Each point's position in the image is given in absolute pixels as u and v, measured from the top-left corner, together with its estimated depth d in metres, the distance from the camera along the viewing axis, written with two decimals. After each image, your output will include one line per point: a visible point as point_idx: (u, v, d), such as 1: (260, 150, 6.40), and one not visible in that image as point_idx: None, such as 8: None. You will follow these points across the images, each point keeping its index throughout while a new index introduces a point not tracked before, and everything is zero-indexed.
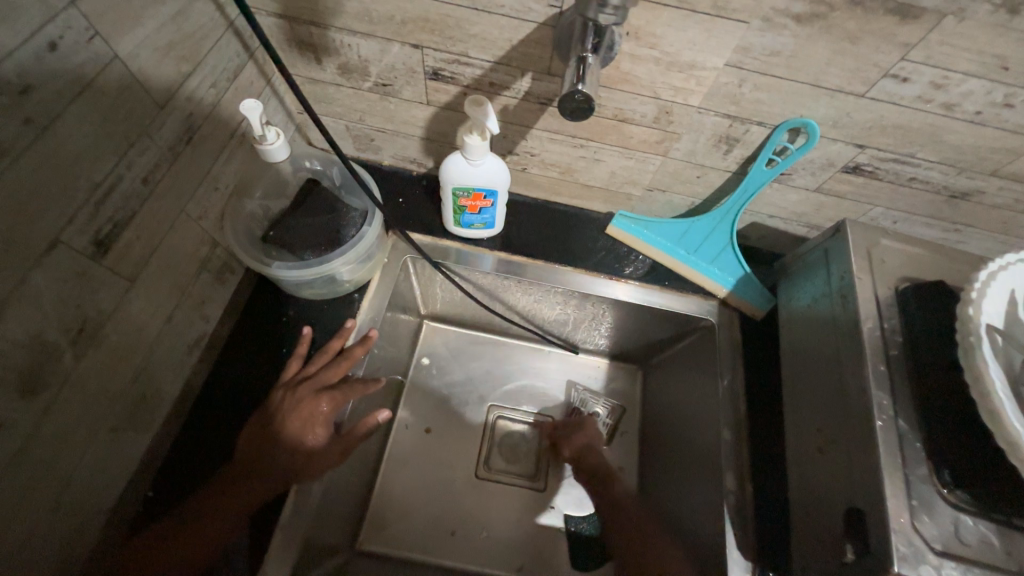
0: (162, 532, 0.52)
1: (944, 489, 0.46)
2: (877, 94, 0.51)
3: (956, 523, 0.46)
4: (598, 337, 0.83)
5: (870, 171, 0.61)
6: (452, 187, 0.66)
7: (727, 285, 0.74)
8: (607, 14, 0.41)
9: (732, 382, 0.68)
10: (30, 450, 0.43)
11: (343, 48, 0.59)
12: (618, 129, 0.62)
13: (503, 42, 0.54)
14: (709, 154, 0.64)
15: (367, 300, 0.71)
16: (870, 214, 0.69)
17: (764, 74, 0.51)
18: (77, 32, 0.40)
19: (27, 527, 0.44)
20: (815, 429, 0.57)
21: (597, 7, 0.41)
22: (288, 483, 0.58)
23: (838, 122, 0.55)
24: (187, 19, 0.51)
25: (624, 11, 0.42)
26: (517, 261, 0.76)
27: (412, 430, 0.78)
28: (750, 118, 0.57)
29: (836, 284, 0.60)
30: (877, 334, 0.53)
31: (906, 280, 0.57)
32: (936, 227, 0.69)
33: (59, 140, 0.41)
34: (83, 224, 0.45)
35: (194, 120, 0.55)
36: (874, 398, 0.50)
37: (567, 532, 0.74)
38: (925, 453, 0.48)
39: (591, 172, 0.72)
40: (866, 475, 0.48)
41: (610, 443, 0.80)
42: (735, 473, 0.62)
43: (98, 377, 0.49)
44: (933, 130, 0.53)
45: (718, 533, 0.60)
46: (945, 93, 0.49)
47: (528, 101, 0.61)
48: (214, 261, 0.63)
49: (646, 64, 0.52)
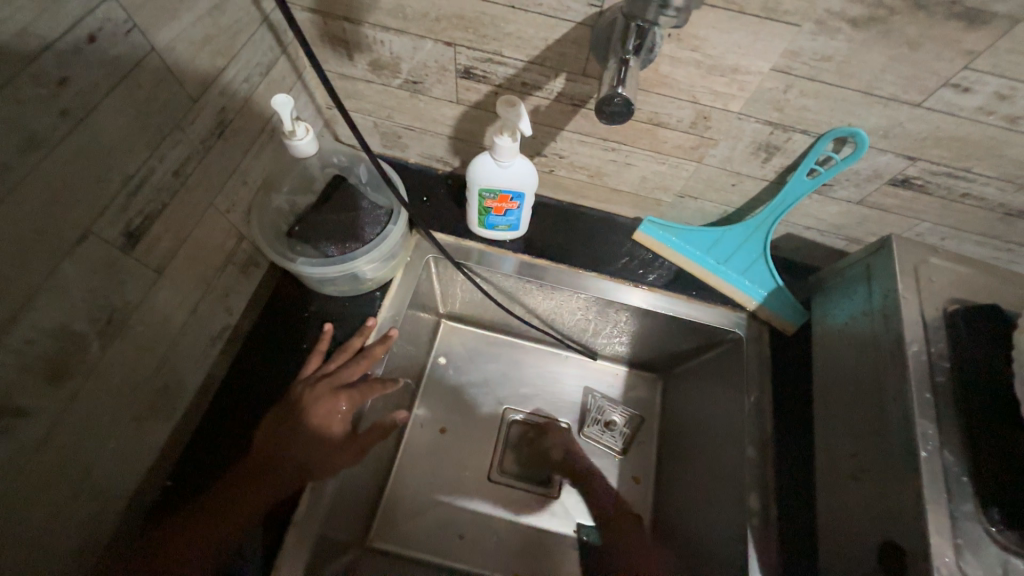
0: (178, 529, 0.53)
1: (992, 527, 0.44)
2: (935, 104, 0.48)
3: (1003, 564, 0.43)
4: (618, 345, 0.81)
5: (918, 185, 0.58)
6: (479, 188, 0.65)
7: (757, 297, 0.71)
8: (668, 15, 0.39)
9: (760, 398, 0.65)
10: (56, 437, 0.43)
11: (376, 44, 0.58)
12: (652, 134, 0.60)
13: (539, 42, 0.52)
14: (746, 162, 0.61)
15: (388, 298, 0.70)
16: (915, 229, 0.65)
17: (813, 80, 0.48)
18: (115, 24, 0.40)
19: (49, 513, 0.44)
20: (848, 454, 0.54)
21: (658, 10, 0.38)
22: (304, 480, 0.56)
23: (889, 132, 0.52)
24: (223, 13, 0.51)
25: (685, 14, 0.39)
26: (539, 264, 0.74)
27: (427, 430, 0.77)
28: (793, 126, 0.54)
29: (878, 302, 0.57)
30: (922, 358, 0.50)
31: (955, 301, 0.54)
32: (986, 246, 0.65)
33: (94, 132, 0.41)
34: (115, 215, 0.44)
35: (226, 114, 0.55)
36: (918, 426, 0.47)
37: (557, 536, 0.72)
38: (972, 488, 0.45)
39: (620, 176, 0.70)
40: (906, 506, 0.46)
41: (627, 452, 0.78)
42: (758, 492, 0.60)
43: (123, 369, 0.49)
44: (993, 143, 0.50)
45: (739, 554, 0.58)
46: (1011, 105, 0.46)
47: (560, 102, 0.59)
48: (239, 255, 0.63)
49: (687, 67, 0.50)
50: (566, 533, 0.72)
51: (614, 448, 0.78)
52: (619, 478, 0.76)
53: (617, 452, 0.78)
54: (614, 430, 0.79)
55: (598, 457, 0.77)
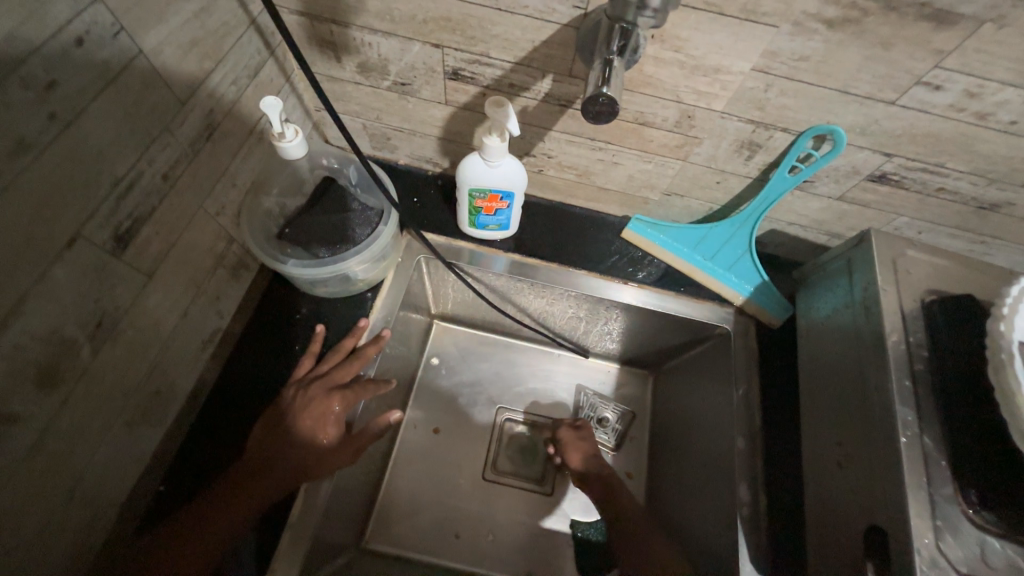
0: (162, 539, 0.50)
1: (970, 509, 0.45)
2: (908, 102, 0.49)
3: (981, 545, 0.44)
4: (609, 342, 0.82)
5: (895, 180, 0.59)
6: (469, 188, 0.66)
7: (743, 292, 0.73)
8: (647, 16, 0.41)
9: (748, 391, 0.66)
10: (47, 443, 0.43)
11: (364, 47, 0.59)
12: (638, 133, 0.61)
13: (525, 43, 0.53)
14: (730, 160, 0.63)
15: (380, 298, 0.70)
16: (894, 224, 0.67)
17: (792, 80, 0.50)
18: (102, 27, 0.40)
19: (41, 520, 0.44)
20: (833, 443, 0.56)
21: (637, 10, 0.41)
22: (300, 482, 0.57)
23: (865, 129, 0.54)
24: (210, 16, 0.51)
25: (664, 14, 0.42)
26: (530, 263, 0.75)
27: (421, 430, 0.78)
28: (774, 124, 0.56)
29: (859, 295, 0.58)
30: (902, 348, 0.52)
31: (932, 293, 0.56)
32: (962, 239, 0.67)
33: (82, 136, 0.41)
34: (104, 219, 0.44)
35: (215, 116, 0.55)
36: (898, 413, 0.48)
37: (551, 534, 0.73)
38: (951, 472, 0.46)
39: (608, 175, 0.71)
40: (888, 492, 0.47)
41: (620, 448, 0.79)
42: (748, 483, 0.61)
43: (114, 373, 0.49)
44: (964, 139, 0.52)
45: (730, 545, 0.59)
46: (980, 102, 0.47)
47: (548, 103, 0.60)
48: (230, 258, 0.63)
49: (670, 67, 0.51)
50: (560, 530, 0.73)
51: (606, 445, 0.79)
52: None
53: (610, 448, 0.79)
54: (607, 428, 0.79)
55: None
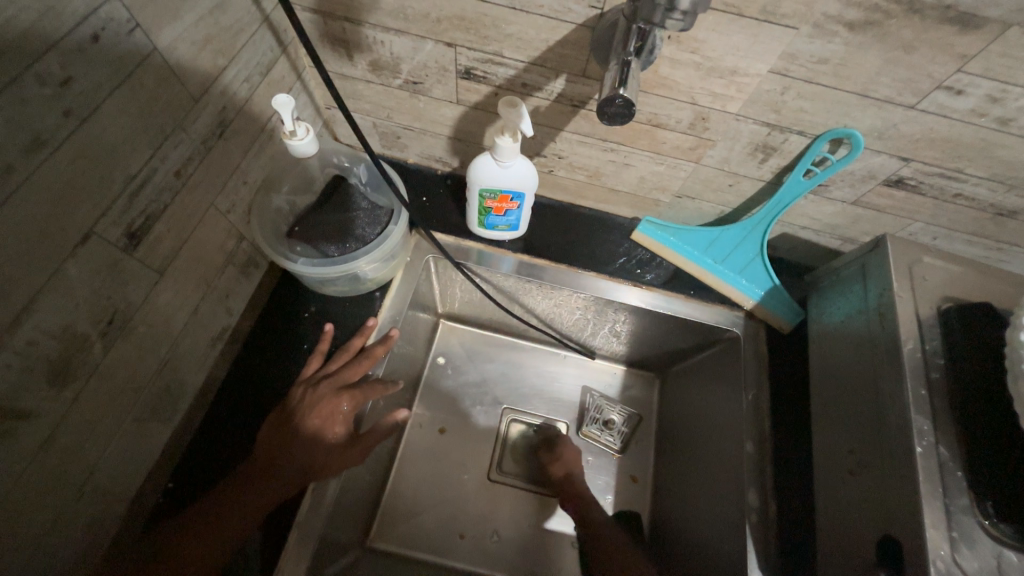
0: (168, 536, 0.49)
1: (986, 520, 0.44)
2: (929, 107, 0.49)
3: (997, 557, 0.43)
4: (617, 344, 0.81)
5: (912, 185, 0.59)
6: (479, 189, 0.66)
7: (754, 296, 0.72)
8: (674, 18, 0.38)
9: (758, 396, 0.65)
10: (58, 438, 0.43)
11: (377, 45, 0.58)
12: (651, 134, 0.61)
13: (539, 43, 0.53)
14: (743, 163, 0.62)
15: (389, 297, 0.70)
16: (908, 228, 0.67)
17: (810, 82, 0.49)
18: (118, 23, 0.40)
19: (50, 516, 0.44)
20: (846, 450, 0.55)
21: (664, 13, 0.38)
22: (307, 481, 0.56)
23: (883, 133, 0.53)
24: (224, 13, 0.51)
25: (692, 16, 0.38)
26: (539, 264, 0.74)
27: (427, 430, 0.78)
28: (790, 127, 0.55)
29: (874, 300, 0.58)
30: (918, 356, 0.51)
31: (948, 300, 0.55)
32: (977, 245, 0.66)
33: (97, 131, 0.41)
34: (117, 216, 0.44)
35: (227, 114, 0.55)
36: (914, 422, 0.48)
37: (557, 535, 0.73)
38: (967, 482, 0.46)
39: (619, 176, 0.71)
40: (903, 501, 0.46)
41: (625, 451, 0.78)
42: (757, 489, 0.60)
43: (123, 370, 0.49)
44: (984, 145, 0.51)
45: (737, 551, 0.59)
46: (1001, 107, 0.47)
47: (560, 103, 0.60)
48: (239, 255, 0.63)
49: (686, 68, 0.51)
50: (564, 532, 0.73)
51: (612, 447, 0.78)
52: (619, 476, 0.76)
53: (615, 451, 0.78)
54: (613, 429, 0.79)
55: (596, 455, 0.78)
